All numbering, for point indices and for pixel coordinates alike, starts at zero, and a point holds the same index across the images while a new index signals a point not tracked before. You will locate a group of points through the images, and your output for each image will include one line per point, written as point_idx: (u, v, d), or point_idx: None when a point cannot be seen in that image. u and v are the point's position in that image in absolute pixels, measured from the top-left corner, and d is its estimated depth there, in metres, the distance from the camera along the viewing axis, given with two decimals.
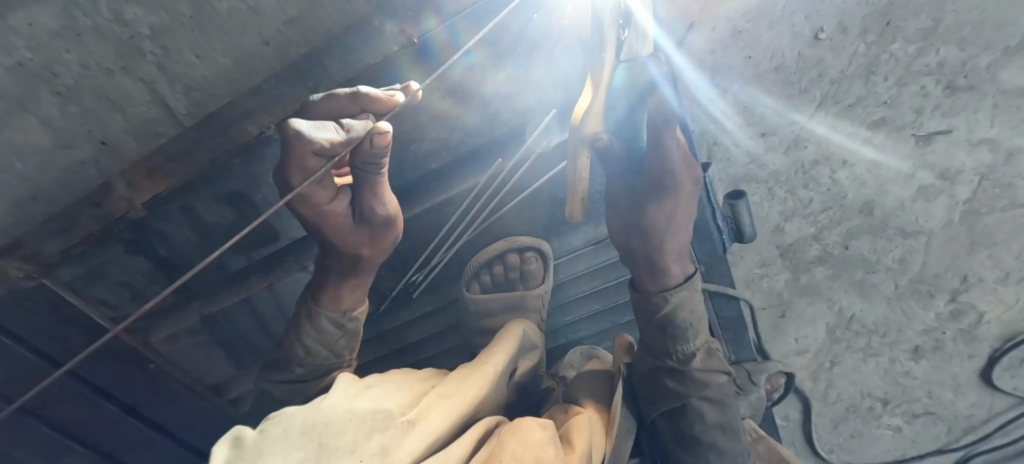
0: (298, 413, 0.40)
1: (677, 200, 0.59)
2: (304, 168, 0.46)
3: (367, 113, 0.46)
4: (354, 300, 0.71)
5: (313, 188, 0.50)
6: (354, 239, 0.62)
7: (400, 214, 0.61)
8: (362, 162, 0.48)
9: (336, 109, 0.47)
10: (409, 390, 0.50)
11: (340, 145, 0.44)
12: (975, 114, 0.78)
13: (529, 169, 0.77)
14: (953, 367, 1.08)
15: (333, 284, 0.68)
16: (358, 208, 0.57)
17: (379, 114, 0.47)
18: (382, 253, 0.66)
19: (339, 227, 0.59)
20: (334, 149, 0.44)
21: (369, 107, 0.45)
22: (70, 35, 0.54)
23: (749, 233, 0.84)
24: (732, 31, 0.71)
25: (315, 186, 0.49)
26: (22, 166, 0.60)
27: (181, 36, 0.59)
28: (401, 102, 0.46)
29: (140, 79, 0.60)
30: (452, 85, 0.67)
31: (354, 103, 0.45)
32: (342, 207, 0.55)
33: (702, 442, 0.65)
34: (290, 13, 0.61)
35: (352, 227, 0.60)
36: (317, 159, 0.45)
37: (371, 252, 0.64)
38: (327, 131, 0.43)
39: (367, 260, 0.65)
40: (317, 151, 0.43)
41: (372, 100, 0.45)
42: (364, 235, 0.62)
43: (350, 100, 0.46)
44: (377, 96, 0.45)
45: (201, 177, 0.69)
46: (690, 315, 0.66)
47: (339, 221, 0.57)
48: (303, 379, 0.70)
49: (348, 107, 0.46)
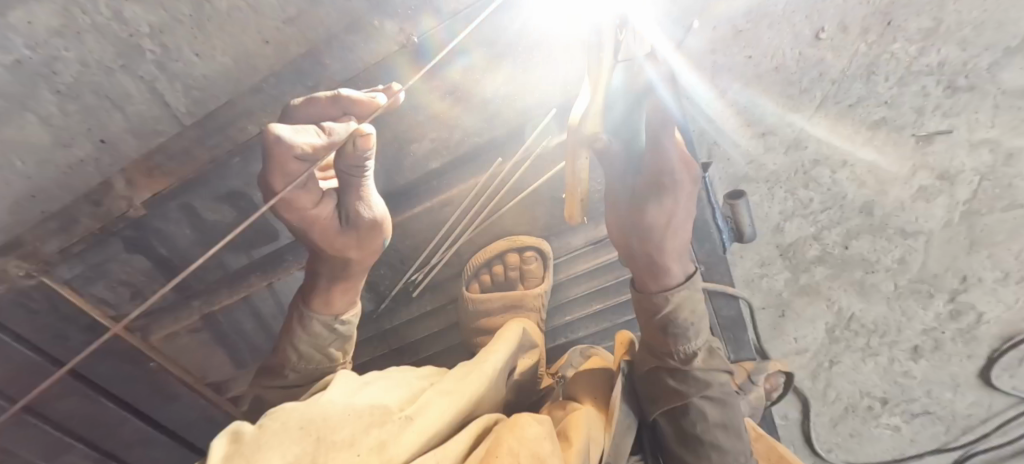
0: (294, 409, 0.40)
1: (676, 199, 0.60)
2: (286, 173, 0.44)
3: (350, 116, 0.46)
4: (345, 300, 0.73)
5: (297, 193, 0.48)
6: (341, 242, 0.61)
7: (386, 217, 0.62)
8: (346, 165, 0.49)
9: (318, 113, 0.47)
10: (406, 389, 0.49)
11: (323, 150, 0.43)
12: (975, 115, 0.78)
13: (527, 170, 0.78)
14: (952, 367, 1.08)
15: (325, 287, 0.69)
16: (343, 211, 0.57)
17: (361, 116, 0.47)
18: (371, 255, 0.67)
19: (326, 231, 0.58)
20: (317, 153, 0.43)
21: (350, 111, 0.46)
22: (70, 33, 0.59)
23: (749, 232, 0.85)
24: (732, 31, 0.71)
25: (298, 190, 0.48)
26: (21, 166, 0.58)
27: (179, 34, 0.63)
28: (383, 103, 0.47)
29: (140, 77, 0.63)
30: (451, 86, 0.64)
31: (335, 106, 0.46)
32: (329, 211, 0.54)
33: (704, 442, 0.65)
34: (290, 12, 0.65)
35: (339, 231, 0.60)
36: (299, 164, 0.44)
37: (359, 254, 0.65)
38: (308, 136, 0.43)
39: (356, 262, 0.66)
40: (299, 156, 0.42)
41: (355, 103, 0.46)
42: (352, 238, 0.62)
43: (331, 103, 0.46)
44: (358, 98, 0.46)
45: (200, 177, 0.65)
46: (691, 315, 0.66)
47: (326, 226, 0.57)
48: (295, 386, 0.69)
49: (329, 111, 0.46)
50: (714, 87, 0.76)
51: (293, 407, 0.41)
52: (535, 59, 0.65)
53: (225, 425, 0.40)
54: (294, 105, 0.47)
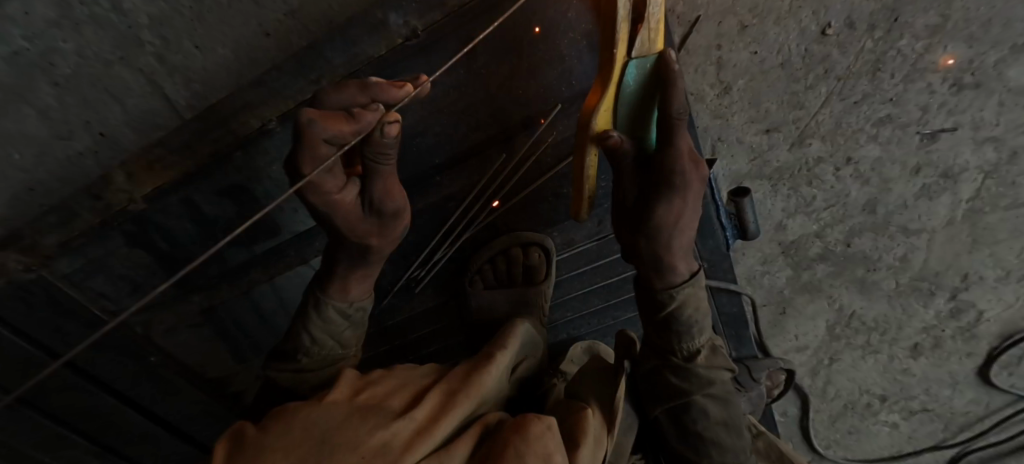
0: (298, 412, 0.40)
1: (685, 197, 0.58)
2: (315, 156, 0.48)
3: (378, 104, 0.47)
4: (361, 289, 0.72)
5: (324, 177, 0.52)
6: (363, 228, 0.62)
7: (408, 206, 0.64)
8: (372, 152, 0.50)
9: (348, 99, 0.48)
10: (407, 389, 0.48)
11: (350, 134, 0.46)
12: (980, 113, 0.78)
13: (533, 166, 0.78)
14: (951, 365, 1.08)
15: (342, 274, 0.69)
16: (368, 198, 0.59)
17: (389, 105, 0.47)
18: (391, 243, 0.67)
19: (349, 217, 0.59)
20: (345, 137, 0.46)
21: (379, 98, 0.47)
22: (67, 24, 0.56)
23: (751, 230, 0.87)
24: (739, 26, 0.71)
25: (325, 174, 0.51)
26: (20, 158, 0.62)
27: (181, 27, 0.59)
28: (412, 90, 0.46)
29: (140, 70, 0.61)
30: (455, 83, 0.68)
31: (365, 93, 0.47)
32: (352, 196, 0.57)
33: (704, 437, 0.64)
34: (290, 4, 0.60)
35: (362, 217, 0.61)
36: (328, 147, 0.48)
37: (379, 242, 0.65)
38: (338, 121, 0.46)
39: (375, 250, 0.66)
40: (328, 139, 0.46)
41: (383, 90, 0.46)
42: (372, 224, 0.63)
43: (361, 91, 0.47)
44: (387, 86, 0.46)
45: (200, 170, 0.68)
46: (695, 313, 0.66)
47: (350, 211, 0.58)
48: (308, 369, 0.67)
49: (358, 97, 0.47)
50: (719, 82, 0.76)
51: (297, 407, 0.41)
52: (543, 55, 0.65)
53: (230, 426, 0.41)
54: (326, 90, 0.48)
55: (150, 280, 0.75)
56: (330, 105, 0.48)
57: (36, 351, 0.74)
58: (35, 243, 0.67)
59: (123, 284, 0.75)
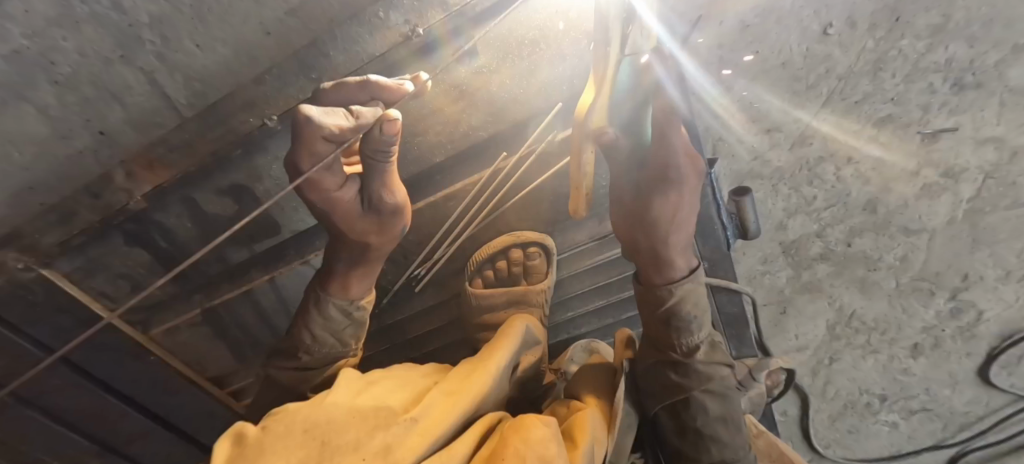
0: (300, 410, 0.40)
1: (681, 191, 0.59)
2: (313, 152, 0.48)
3: (377, 101, 0.47)
4: (362, 287, 0.71)
5: (322, 174, 0.52)
6: (362, 226, 0.63)
7: (409, 203, 0.63)
8: (372, 149, 0.50)
9: (346, 97, 0.47)
10: (406, 389, 0.48)
11: (350, 131, 0.46)
12: (981, 112, 0.78)
13: (531, 165, 0.76)
14: (950, 364, 1.08)
15: (342, 271, 0.68)
16: (367, 195, 0.59)
17: (388, 102, 0.47)
18: (391, 241, 0.67)
19: (348, 215, 0.60)
20: (344, 135, 0.46)
21: (379, 96, 0.46)
22: (67, 23, 0.55)
23: (752, 228, 0.86)
24: (740, 27, 0.71)
25: (325, 171, 0.52)
26: (20, 156, 0.62)
27: (179, 24, 0.58)
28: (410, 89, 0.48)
29: (140, 68, 0.60)
30: (459, 83, 0.67)
31: (364, 91, 0.46)
32: (351, 195, 0.57)
33: (703, 435, 0.63)
34: (291, 3, 0.60)
35: (360, 215, 0.61)
36: (327, 145, 0.47)
37: (379, 240, 0.65)
38: (337, 117, 0.45)
39: (375, 248, 0.66)
40: (327, 137, 0.46)
41: (383, 89, 0.46)
42: (372, 223, 0.63)
43: (359, 88, 0.46)
44: (386, 83, 0.46)
45: (200, 170, 0.68)
46: (695, 308, 0.66)
47: (349, 209, 0.59)
48: (310, 369, 0.68)
49: (357, 94, 0.46)
50: (719, 82, 0.77)
51: (298, 407, 0.41)
52: (543, 55, 0.65)
53: (230, 426, 0.40)
54: (325, 88, 0.47)
55: (150, 278, 0.77)
56: (329, 103, 0.47)
57: (36, 349, 0.76)
58: (35, 243, 0.67)
59: (124, 283, 0.76)
